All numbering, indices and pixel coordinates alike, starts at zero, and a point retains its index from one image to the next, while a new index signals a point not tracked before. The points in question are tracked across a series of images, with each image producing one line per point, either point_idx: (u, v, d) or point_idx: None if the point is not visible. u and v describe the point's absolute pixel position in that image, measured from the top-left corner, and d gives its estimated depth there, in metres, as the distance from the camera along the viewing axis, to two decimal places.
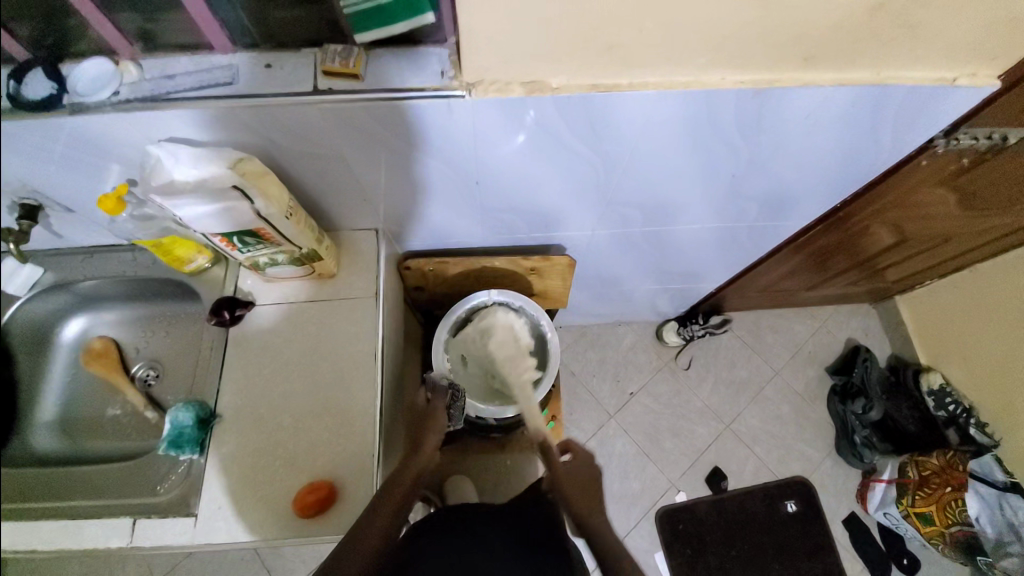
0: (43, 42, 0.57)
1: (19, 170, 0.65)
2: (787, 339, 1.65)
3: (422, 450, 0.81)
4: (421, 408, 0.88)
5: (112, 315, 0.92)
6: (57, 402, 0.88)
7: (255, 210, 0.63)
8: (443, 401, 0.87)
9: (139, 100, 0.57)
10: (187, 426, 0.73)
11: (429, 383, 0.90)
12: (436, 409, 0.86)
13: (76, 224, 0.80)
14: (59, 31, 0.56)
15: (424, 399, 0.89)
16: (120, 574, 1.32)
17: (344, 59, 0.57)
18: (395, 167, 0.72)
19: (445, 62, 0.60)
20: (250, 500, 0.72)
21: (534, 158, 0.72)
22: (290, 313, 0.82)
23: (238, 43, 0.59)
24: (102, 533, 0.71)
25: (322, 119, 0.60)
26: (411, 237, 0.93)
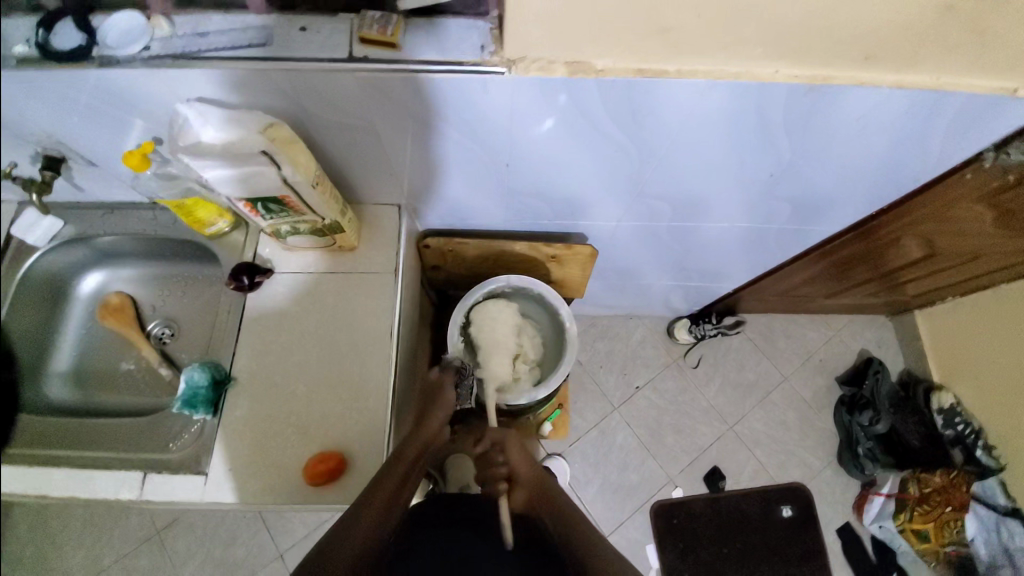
0: None
1: (44, 120, 0.64)
2: (798, 345, 1.64)
3: (427, 424, 0.80)
4: (431, 381, 0.86)
5: (130, 272, 0.93)
6: (73, 353, 0.89)
7: (282, 177, 0.61)
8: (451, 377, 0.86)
9: (171, 57, 0.56)
10: (202, 387, 0.74)
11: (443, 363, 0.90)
12: (446, 384, 0.85)
13: (97, 178, 0.79)
14: None
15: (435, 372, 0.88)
16: (123, 524, 1.36)
17: (382, 27, 0.55)
18: (422, 141, 0.69)
19: (486, 36, 0.58)
20: (260, 464, 0.73)
21: (567, 143, 0.70)
22: (309, 283, 0.82)
23: (275, 3, 0.58)
24: (114, 485, 0.72)
25: (355, 88, 0.58)
26: (433, 216, 0.92)
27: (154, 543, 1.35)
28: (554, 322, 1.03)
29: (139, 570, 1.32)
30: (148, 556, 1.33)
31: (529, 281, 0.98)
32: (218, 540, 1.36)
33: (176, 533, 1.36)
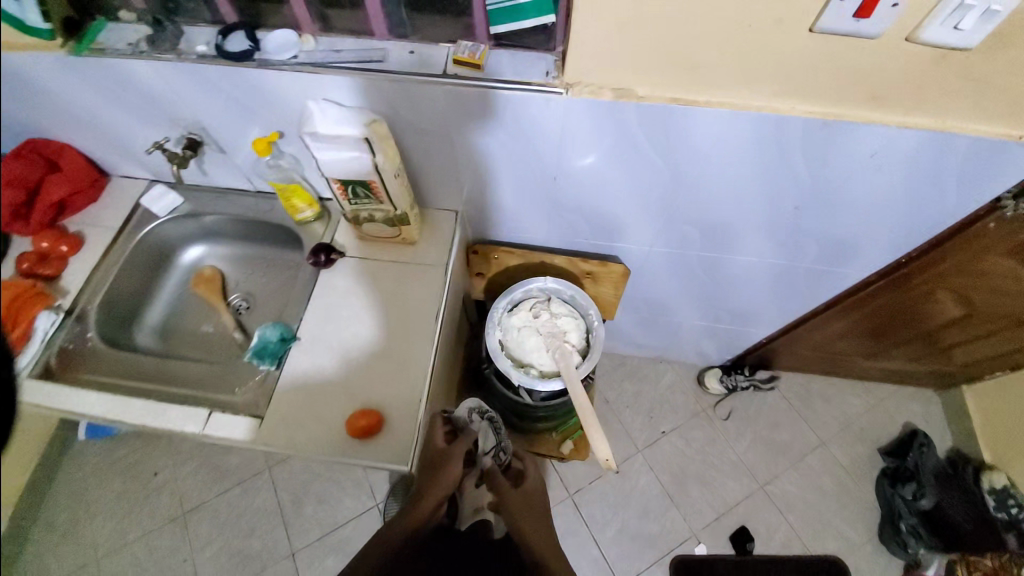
0: (249, 11, 0.74)
1: (200, 107, 0.82)
2: (837, 409, 1.60)
3: (425, 498, 0.85)
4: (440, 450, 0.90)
5: (221, 250, 1.09)
6: (164, 312, 1.05)
7: (374, 163, 0.75)
8: (461, 448, 0.91)
9: (310, 64, 0.71)
10: (272, 341, 0.86)
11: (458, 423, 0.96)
12: (454, 455, 0.89)
13: (221, 164, 0.96)
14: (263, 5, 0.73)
15: (444, 441, 0.91)
16: (152, 503, 1.49)
17: (471, 51, 0.69)
18: (485, 151, 0.82)
19: (550, 65, 0.70)
20: (308, 415, 0.81)
21: (610, 162, 0.81)
22: (373, 266, 0.94)
23: (394, 31, 0.73)
24: (182, 417, 0.81)
25: (442, 98, 0.72)
26: (485, 225, 1.03)
27: (178, 523, 1.46)
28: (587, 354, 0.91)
29: (159, 547, 1.43)
30: (170, 535, 1.45)
31: (564, 283, 0.93)
32: (238, 530, 1.45)
33: (199, 518, 1.47)
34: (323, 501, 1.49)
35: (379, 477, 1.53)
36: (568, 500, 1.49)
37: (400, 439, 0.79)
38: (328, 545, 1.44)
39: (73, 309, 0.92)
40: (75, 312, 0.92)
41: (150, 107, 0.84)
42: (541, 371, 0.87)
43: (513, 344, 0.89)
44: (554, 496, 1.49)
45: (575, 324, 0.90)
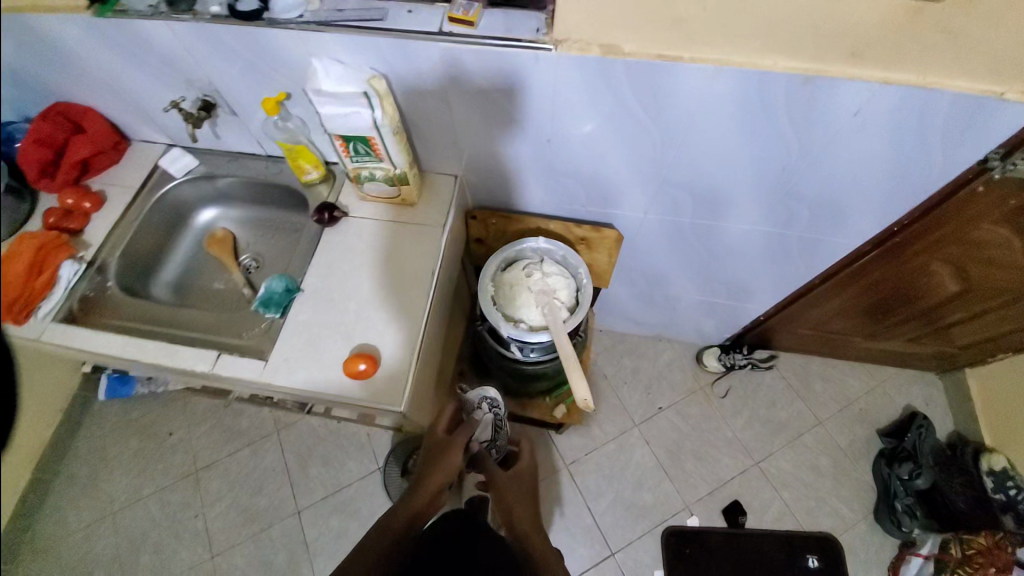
0: None
1: (212, 68, 0.87)
2: (836, 390, 1.60)
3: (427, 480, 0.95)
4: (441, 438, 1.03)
5: (232, 212, 1.15)
6: (179, 268, 1.11)
7: (373, 119, 0.78)
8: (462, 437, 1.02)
9: (314, 22, 0.75)
10: (277, 292, 0.91)
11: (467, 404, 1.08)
12: (454, 443, 1.02)
13: (233, 127, 1.01)
14: None
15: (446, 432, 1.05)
16: (167, 460, 1.57)
17: (465, 9, 0.72)
18: (480, 112, 0.85)
19: (540, 22, 0.73)
20: (310, 358, 0.87)
21: (602, 123, 0.83)
22: (374, 225, 0.99)
23: None
24: (193, 357, 0.87)
25: (437, 56, 0.75)
26: (483, 190, 1.06)
27: (191, 480, 1.54)
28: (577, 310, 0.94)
29: (172, 501, 1.51)
30: (183, 490, 1.53)
31: (555, 242, 0.96)
32: (247, 487, 1.53)
33: (210, 475, 1.54)
34: (327, 463, 1.56)
35: (381, 443, 1.58)
36: (564, 471, 1.52)
37: (396, 383, 0.84)
38: (331, 505, 1.50)
39: (94, 261, 0.98)
40: (96, 264, 0.97)
41: (166, 67, 0.89)
42: (531, 325, 0.90)
43: (505, 301, 0.92)
44: (550, 466, 1.53)
45: (566, 282, 0.93)
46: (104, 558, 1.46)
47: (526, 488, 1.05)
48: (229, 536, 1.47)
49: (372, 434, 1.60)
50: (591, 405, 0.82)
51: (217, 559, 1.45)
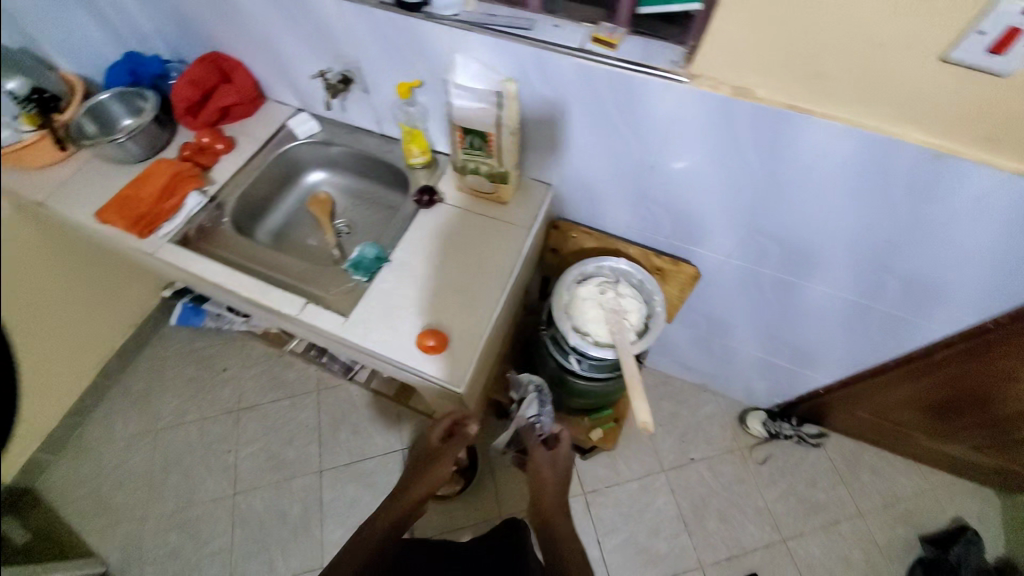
0: None
1: (362, 47, 0.96)
2: (883, 484, 1.51)
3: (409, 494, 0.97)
4: (434, 447, 1.02)
5: (336, 180, 1.25)
6: (280, 220, 1.20)
7: (496, 116, 0.86)
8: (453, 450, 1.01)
9: (467, 21, 0.82)
10: (368, 258, 0.97)
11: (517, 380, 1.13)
12: (445, 455, 1.01)
13: (360, 103, 1.10)
14: None
15: (438, 440, 1.03)
16: (215, 393, 1.68)
17: (610, 32, 0.77)
18: (593, 129, 0.89)
19: (678, 56, 0.76)
20: (384, 325, 0.91)
21: (711, 160, 0.85)
22: (465, 214, 1.04)
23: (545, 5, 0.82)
24: (283, 300, 0.94)
25: (571, 71, 0.80)
26: (572, 204, 1.10)
27: (232, 416, 1.64)
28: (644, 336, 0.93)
29: (212, 432, 1.61)
30: (224, 424, 1.63)
31: (635, 266, 0.97)
32: (280, 436, 1.61)
33: (250, 416, 1.64)
34: (356, 432, 1.61)
35: (410, 425, 1.62)
36: (581, 497, 1.50)
37: (460, 366, 0.88)
38: (351, 472, 1.55)
39: (216, 198, 1.08)
40: (216, 201, 1.07)
41: (321, 40, 0.99)
42: (596, 340, 0.91)
43: (575, 312, 0.93)
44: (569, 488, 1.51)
45: (638, 306, 0.93)
46: (139, 470, 1.56)
47: (559, 478, 0.95)
48: (253, 478, 1.55)
49: (403, 415, 1.64)
50: (652, 429, 0.75)
51: (237, 498, 1.52)
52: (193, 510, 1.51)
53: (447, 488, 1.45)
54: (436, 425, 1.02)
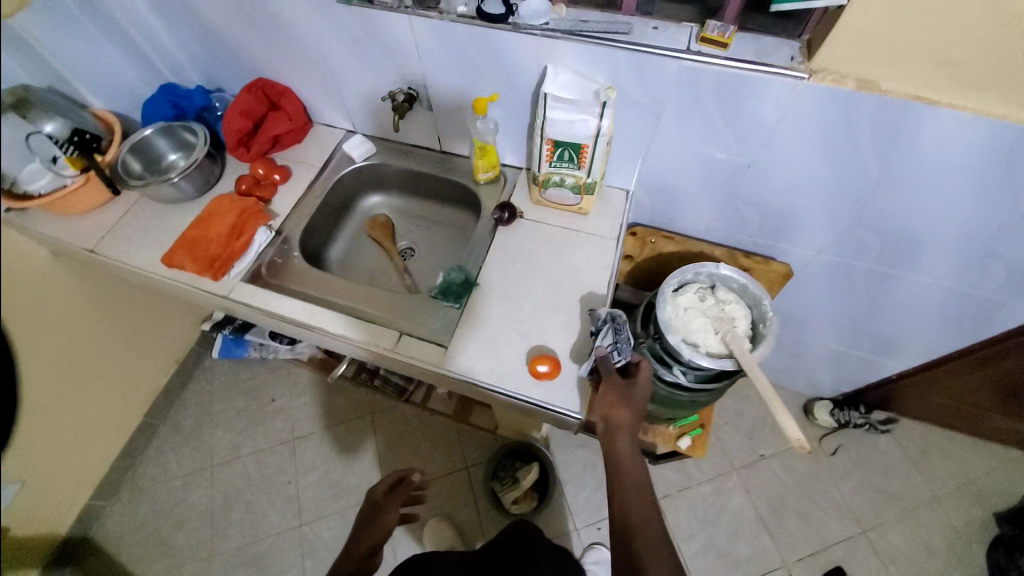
0: None
1: (431, 64, 0.91)
2: (955, 466, 1.50)
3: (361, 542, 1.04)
4: (378, 499, 1.14)
5: (395, 202, 1.20)
6: (342, 250, 1.16)
7: (596, 127, 0.80)
8: (395, 498, 1.14)
9: (561, 30, 0.78)
10: (456, 282, 0.94)
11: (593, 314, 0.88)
12: (388, 505, 1.13)
13: (422, 121, 1.06)
14: None
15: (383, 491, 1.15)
16: (267, 425, 1.63)
17: (721, 32, 0.73)
18: (688, 133, 0.86)
19: (795, 51, 0.73)
20: (484, 352, 0.88)
21: (818, 153, 0.82)
22: (546, 229, 1.00)
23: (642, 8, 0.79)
24: (376, 336, 0.91)
25: (675, 74, 0.76)
26: (650, 209, 1.06)
27: (287, 447, 1.59)
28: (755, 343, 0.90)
29: (269, 466, 1.56)
30: (279, 457, 1.58)
31: (734, 271, 0.94)
32: (339, 466, 1.56)
33: (306, 447, 1.59)
34: (416, 454, 1.57)
35: (471, 443, 1.58)
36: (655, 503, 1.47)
37: (571, 389, 0.84)
38: None
39: (281, 231, 1.04)
40: (282, 235, 1.03)
41: (384, 58, 0.94)
42: (708, 352, 0.87)
43: (680, 325, 0.90)
44: None
45: (745, 312, 0.90)
46: (196, 511, 1.51)
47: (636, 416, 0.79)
48: (319, 509, 1.50)
49: (463, 434, 1.60)
50: (807, 446, 0.69)
51: (305, 528, 1.47)
52: (261, 545, 1.46)
53: (525, 505, 1.42)
54: (384, 479, 1.17)
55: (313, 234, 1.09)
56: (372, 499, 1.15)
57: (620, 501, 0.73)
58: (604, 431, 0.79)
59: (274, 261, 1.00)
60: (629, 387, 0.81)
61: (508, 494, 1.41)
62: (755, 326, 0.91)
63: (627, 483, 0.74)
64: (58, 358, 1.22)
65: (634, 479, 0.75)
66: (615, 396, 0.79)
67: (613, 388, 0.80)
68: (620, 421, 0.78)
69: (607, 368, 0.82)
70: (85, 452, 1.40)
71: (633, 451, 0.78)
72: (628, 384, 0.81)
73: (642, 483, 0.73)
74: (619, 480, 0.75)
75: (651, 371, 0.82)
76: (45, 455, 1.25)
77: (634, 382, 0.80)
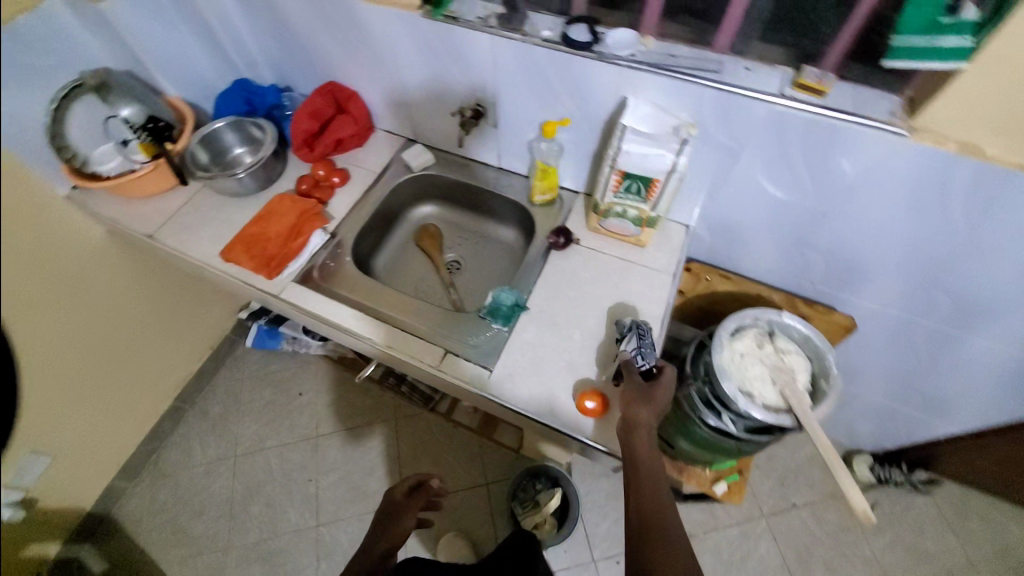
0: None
1: (506, 84, 0.91)
2: (1000, 538, 1.42)
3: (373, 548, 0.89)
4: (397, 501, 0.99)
5: (447, 214, 1.20)
6: (389, 257, 1.16)
7: (673, 163, 0.78)
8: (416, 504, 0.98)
9: (649, 62, 0.77)
10: (505, 304, 0.92)
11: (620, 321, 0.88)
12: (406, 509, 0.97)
13: (486, 137, 1.05)
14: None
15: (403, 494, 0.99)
16: (293, 419, 1.64)
17: (819, 79, 0.71)
18: (766, 175, 0.83)
19: (895, 105, 0.71)
20: (530, 379, 0.87)
21: (901, 209, 0.78)
22: (601, 258, 0.98)
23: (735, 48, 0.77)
24: (423, 352, 0.91)
25: (763, 117, 0.75)
26: (710, 245, 1.04)
27: (310, 443, 1.60)
28: (813, 401, 0.87)
29: (291, 460, 1.57)
30: (302, 452, 1.58)
31: (797, 321, 0.90)
32: (360, 467, 1.56)
33: (328, 444, 1.59)
34: (437, 465, 1.56)
35: (493, 458, 1.56)
36: None
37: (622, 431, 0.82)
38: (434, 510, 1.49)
39: (336, 235, 1.04)
40: (336, 239, 1.03)
41: (459, 74, 0.94)
42: (764, 403, 0.85)
43: (736, 371, 0.87)
44: None
45: (805, 365, 0.87)
46: (218, 498, 1.52)
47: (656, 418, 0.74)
48: (337, 509, 1.50)
49: (485, 449, 1.58)
50: (868, 516, 0.67)
51: (321, 528, 1.47)
52: (277, 541, 1.46)
53: (545, 531, 1.37)
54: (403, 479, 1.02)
55: (365, 239, 1.09)
56: (389, 499, 1.00)
57: (637, 496, 0.69)
58: (623, 430, 0.75)
59: (326, 265, 1.00)
60: (650, 386, 0.77)
61: (529, 518, 1.38)
62: (815, 381, 0.88)
63: (643, 477, 0.69)
64: (97, 331, 1.25)
65: (653, 474, 0.70)
66: (634, 395, 0.76)
67: (633, 387, 0.76)
68: (639, 421, 0.74)
69: (629, 370, 0.79)
70: (115, 429, 1.43)
71: (653, 448, 0.73)
72: (650, 385, 0.77)
73: (658, 476, 0.69)
74: (636, 474, 0.70)
75: (675, 372, 0.78)
76: (71, 428, 1.27)
77: (656, 382, 0.76)
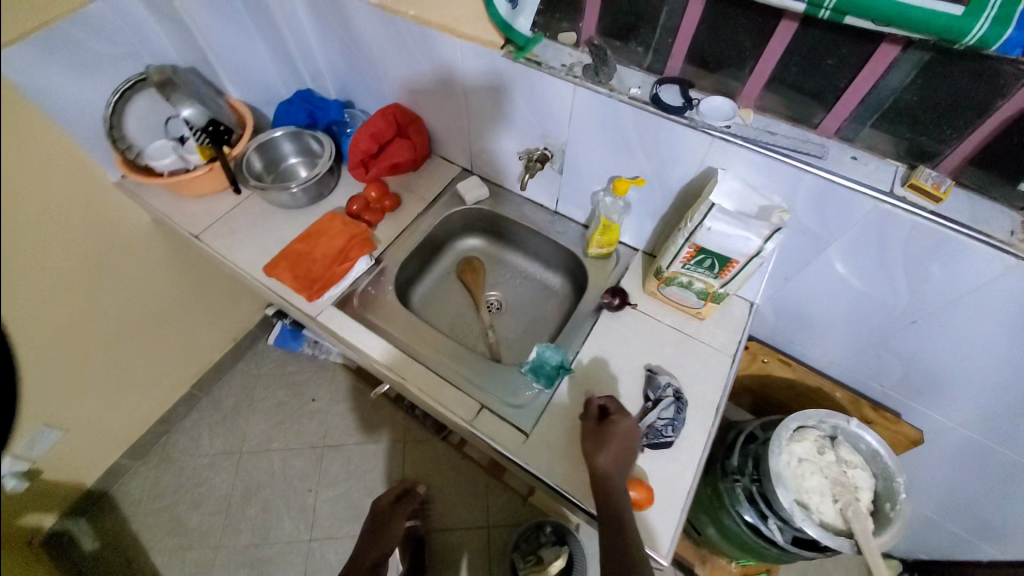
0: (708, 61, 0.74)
1: (580, 133, 0.86)
2: None
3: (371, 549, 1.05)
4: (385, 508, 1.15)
5: (493, 250, 1.16)
6: (428, 287, 1.11)
7: (759, 247, 0.72)
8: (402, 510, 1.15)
9: (743, 137, 0.71)
10: (550, 363, 0.86)
11: (653, 381, 0.84)
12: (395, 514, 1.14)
13: (547, 180, 1.01)
14: (734, 54, 0.71)
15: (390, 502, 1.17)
16: (300, 426, 1.59)
17: (936, 183, 0.64)
18: (853, 268, 0.76)
19: (1015, 224, 0.62)
20: (566, 451, 0.80)
21: (1003, 331, 0.70)
22: (654, 326, 0.92)
23: (842, 134, 0.70)
24: (456, 403, 0.85)
25: (864, 212, 0.68)
26: (772, 325, 0.97)
27: (315, 453, 1.55)
28: (875, 523, 0.78)
29: (293, 467, 1.53)
30: (304, 461, 1.54)
31: (864, 429, 0.83)
32: (362, 486, 1.50)
33: (333, 457, 1.55)
34: (438, 497, 1.49)
35: (497, 499, 1.49)
36: None
37: (668, 529, 0.73)
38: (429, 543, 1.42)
39: (380, 262, 1.00)
40: (380, 266, 1.00)
41: (529, 116, 0.90)
42: (822, 519, 0.77)
43: (795, 477, 0.79)
44: None
45: (870, 483, 0.79)
46: (216, 494, 1.48)
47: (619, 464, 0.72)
48: (332, 526, 1.44)
49: (490, 487, 1.51)
50: None
51: (313, 545, 1.42)
52: (267, 549, 1.41)
53: None
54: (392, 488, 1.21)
55: (409, 266, 1.05)
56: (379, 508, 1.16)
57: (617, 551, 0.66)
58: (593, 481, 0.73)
59: (365, 292, 0.96)
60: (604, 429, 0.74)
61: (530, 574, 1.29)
62: (878, 501, 0.79)
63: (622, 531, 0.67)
64: (124, 313, 1.22)
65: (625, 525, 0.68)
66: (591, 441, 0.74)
67: (589, 433, 0.75)
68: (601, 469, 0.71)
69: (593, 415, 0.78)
70: (127, 412, 1.40)
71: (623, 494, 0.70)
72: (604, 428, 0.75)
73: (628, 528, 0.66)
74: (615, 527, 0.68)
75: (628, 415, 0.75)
76: (86, 404, 1.25)
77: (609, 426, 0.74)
